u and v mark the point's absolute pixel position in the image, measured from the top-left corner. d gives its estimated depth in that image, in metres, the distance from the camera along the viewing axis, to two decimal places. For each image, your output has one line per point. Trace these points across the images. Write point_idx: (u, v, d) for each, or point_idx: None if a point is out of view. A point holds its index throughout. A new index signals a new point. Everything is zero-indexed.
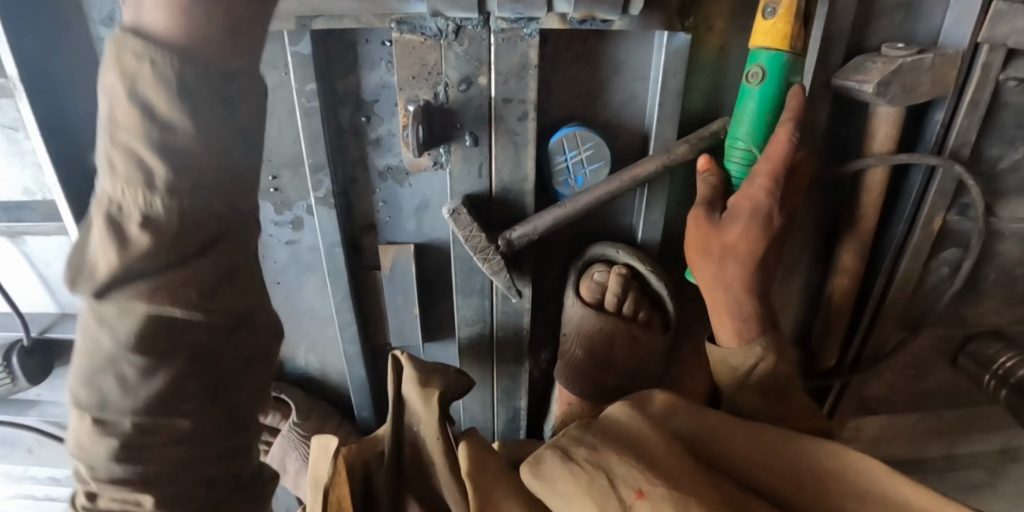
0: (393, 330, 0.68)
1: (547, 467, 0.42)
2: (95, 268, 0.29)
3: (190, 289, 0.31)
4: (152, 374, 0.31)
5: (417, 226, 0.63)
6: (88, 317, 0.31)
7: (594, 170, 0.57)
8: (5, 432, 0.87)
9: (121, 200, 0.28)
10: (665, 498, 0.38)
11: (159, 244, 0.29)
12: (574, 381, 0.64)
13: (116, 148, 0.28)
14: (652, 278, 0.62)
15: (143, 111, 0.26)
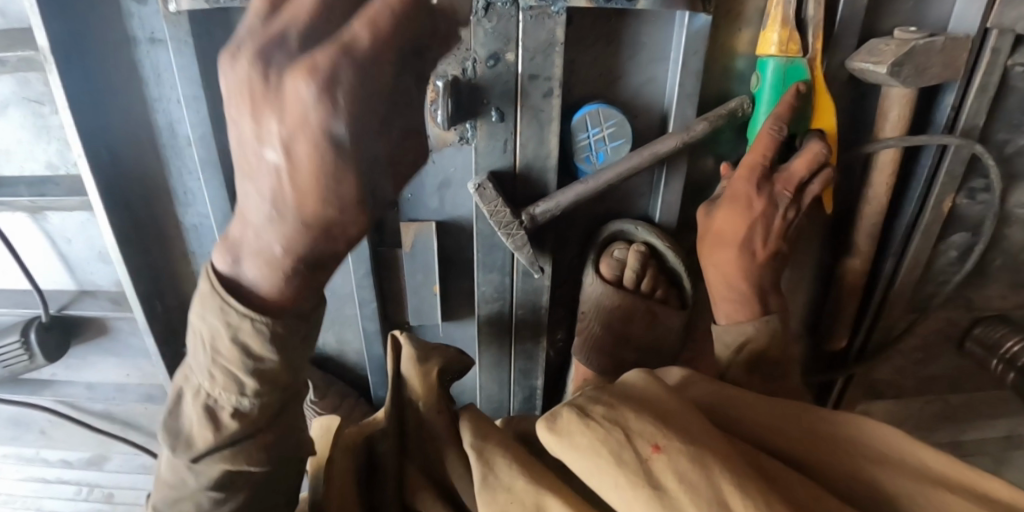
0: (410, 308, 0.67)
1: (563, 421, 0.43)
2: (194, 440, 0.42)
3: (261, 452, 0.44)
4: (226, 498, 0.44)
5: (439, 203, 0.62)
6: (176, 463, 0.44)
7: (616, 147, 0.59)
8: (18, 412, 0.87)
9: (217, 397, 0.41)
10: (683, 453, 0.38)
11: (245, 427, 0.42)
12: (592, 356, 0.65)
13: (221, 373, 0.40)
14: (670, 256, 0.63)
15: (243, 374, 0.39)
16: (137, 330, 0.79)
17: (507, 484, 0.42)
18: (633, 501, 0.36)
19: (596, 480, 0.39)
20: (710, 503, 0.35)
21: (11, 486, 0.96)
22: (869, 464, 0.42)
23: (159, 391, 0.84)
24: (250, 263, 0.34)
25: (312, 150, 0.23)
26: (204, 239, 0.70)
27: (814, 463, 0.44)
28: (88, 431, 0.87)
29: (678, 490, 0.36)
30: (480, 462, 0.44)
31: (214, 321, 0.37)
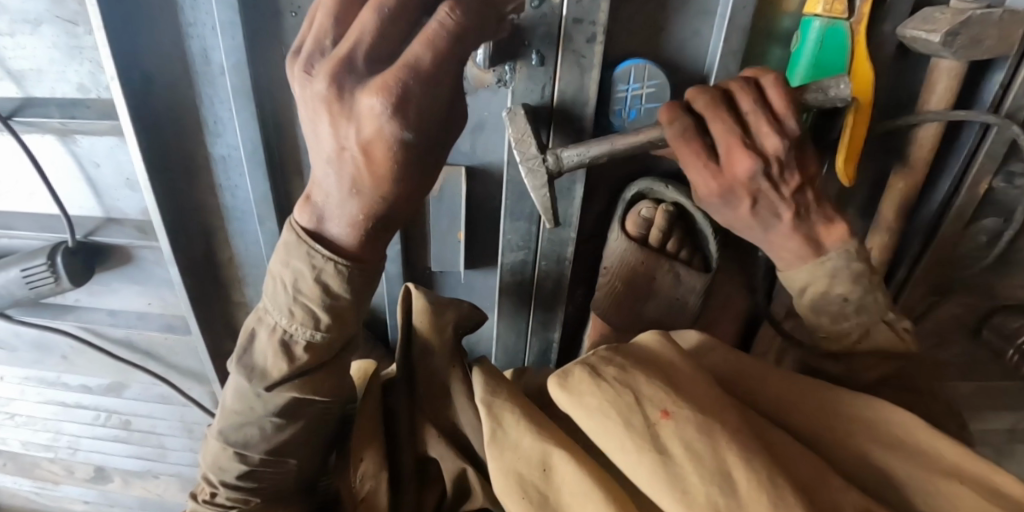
0: (433, 253, 0.67)
1: (574, 379, 0.40)
2: (267, 373, 0.45)
3: (324, 385, 0.47)
4: (288, 424, 0.48)
5: (471, 148, 0.61)
6: (245, 393, 0.47)
7: (651, 109, 0.58)
8: (41, 336, 0.89)
9: (292, 332, 0.44)
10: (693, 422, 0.35)
11: (313, 360, 0.46)
12: (610, 311, 0.66)
13: (300, 310, 0.43)
14: (697, 216, 0.62)
15: (320, 310, 0.43)
16: (161, 260, 0.80)
17: (515, 440, 0.43)
18: (637, 464, 0.35)
19: (601, 440, 0.37)
20: (714, 475, 0.33)
21: (34, 408, 1.02)
22: (879, 448, 0.40)
23: (179, 323, 0.86)
24: (336, 219, 0.41)
25: (387, 141, 0.34)
26: (230, 173, 0.69)
27: (823, 439, 0.43)
28: (109, 358, 0.90)
29: (683, 459, 0.34)
30: (489, 415, 0.45)
31: (298, 264, 0.42)
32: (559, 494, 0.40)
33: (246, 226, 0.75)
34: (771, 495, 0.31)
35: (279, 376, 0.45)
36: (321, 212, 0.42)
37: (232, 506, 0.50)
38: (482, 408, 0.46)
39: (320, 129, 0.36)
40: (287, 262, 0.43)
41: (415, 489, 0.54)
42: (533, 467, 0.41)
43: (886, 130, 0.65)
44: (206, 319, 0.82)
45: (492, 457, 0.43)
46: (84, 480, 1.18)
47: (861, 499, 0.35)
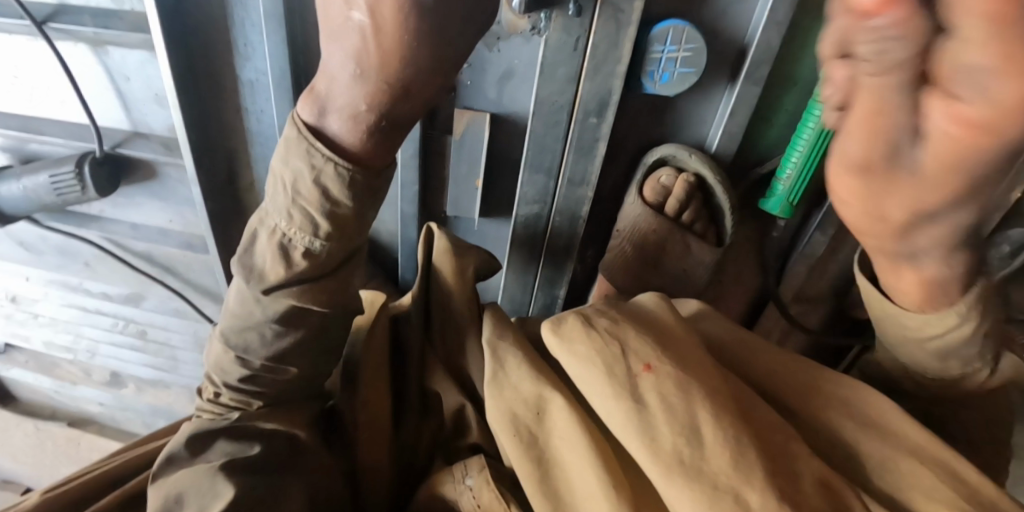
0: (449, 197, 0.67)
1: (567, 327, 0.40)
2: (265, 276, 0.48)
3: (320, 294, 0.49)
4: (287, 332, 0.50)
5: (498, 96, 0.60)
6: (247, 297, 0.50)
7: (683, 74, 0.54)
8: (65, 242, 0.93)
9: (292, 236, 0.46)
10: (673, 377, 0.36)
11: (311, 269, 0.47)
12: (617, 272, 0.66)
13: (298, 213, 0.45)
14: (718, 190, 0.62)
15: (320, 216, 0.44)
16: (184, 179, 0.82)
17: (516, 382, 0.44)
18: (613, 410, 0.36)
19: (585, 386, 0.39)
20: (682, 426, 0.34)
21: (57, 310, 1.08)
22: (847, 420, 0.41)
23: (199, 242, 0.89)
24: (336, 113, 0.42)
25: (397, 7, 0.33)
26: (257, 98, 0.69)
27: (797, 407, 0.43)
28: (131, 269, 0.94)
29: (658, 411, 0.35)
30: (493, 357, 0.46)
31: (298, 163, 0.43)
32: (549, 436, 0.42)
33: (269, 152, 0.75)
34: (734, 449, 0.33)
35: (278, 280, 0.47)
36: (323, 108, 0.43)
37: (237, 407, 0.53)
38: (487, 349, 0.47)
39: (330, 3, 0.36)
40: (286, 162, 0.45)
41: (416, 417, 0.57)
42: (528, 410, 0.43)
43: None
44: (224, 241, 0.84)
45: (490, 395, 0.45)
46: (100, 384, 1.26)
47: (823, 467, 0.35)
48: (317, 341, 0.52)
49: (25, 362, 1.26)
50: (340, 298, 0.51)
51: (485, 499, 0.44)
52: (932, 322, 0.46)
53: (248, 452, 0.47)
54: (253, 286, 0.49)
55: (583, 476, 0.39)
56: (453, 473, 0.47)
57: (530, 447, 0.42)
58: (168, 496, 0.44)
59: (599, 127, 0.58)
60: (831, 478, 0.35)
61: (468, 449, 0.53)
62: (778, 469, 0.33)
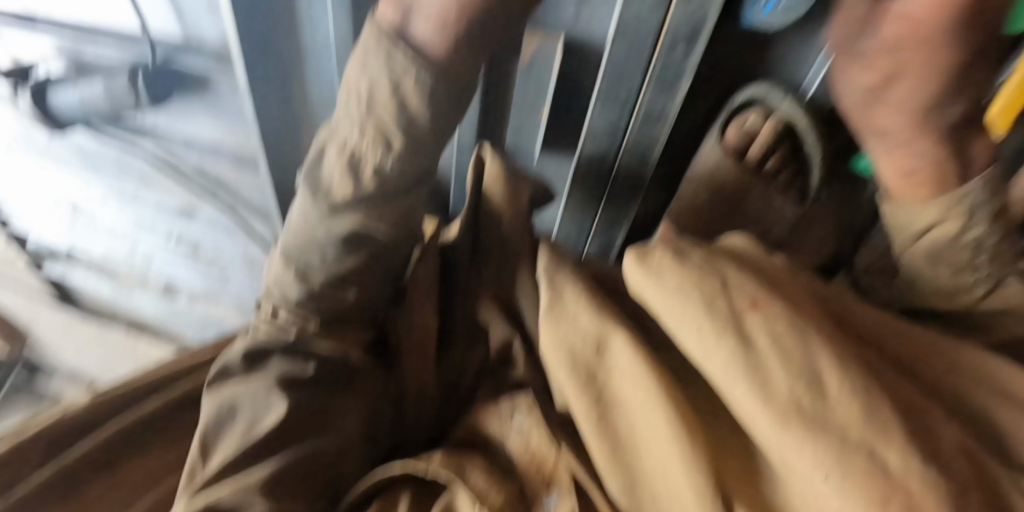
0: (513, 126, 0.66)
1: (655, 258, 0.38)
2: (333, 191, 0.47)
3: (389, 216, 0.47)
4: (350, 253, 0.48)
5: (576, 14, 0.53)
6: (312, 213, 0.48)
7: (793, 5, 0.46)
8: (121, 154, 0.95)
9: (361, 151, 0.44)
10: (784, 318, 0.33)
11: (379, 187, 0.46)
12: (686, 219, 0.62)
13: (373, 126, 0.43)
14: (808, 136, 0.56)
15: (396, 131, 0.43)
16: (236, 93, 0.79)
17: (574, 316, 0.41)
18: (713, 347, 0.33)
19: (675, 322, 0.36)
20: (800, 373, 0.31)
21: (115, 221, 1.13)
22: (982, 391, 0.35)
23: (250, 159, 0.89)
24: (424, 15, 0.38)
25: None
26: (311, 6, 0.62)
27: (919, 371, 0.38)
28: (184, 184, 0.96)
29: (769, 352, 0.32)
30: (551, 288, 0.43)
31: (375, 70, 0.41)
32: (610, 374, 0.40)
33: (322, 65, 0.69)
34: (864, 402, 0.29)
35: (350, 196, 0.46)
36: (408, 6, 0.39)
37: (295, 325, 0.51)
38: (543, 279, 0.45)
39: None
40: (364, 69, 0.42)
41: (464, 345, 0.55)
42: (587, 345, 0.40)
43: None
44: (277, 160, 0.84)
45: (546, 328, 0.42)
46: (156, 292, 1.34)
47: (957, 434, 0.31)
48: (377, 266, 0.50)
49: (87, 268, 1.34)
50: (408, 222, 0.49)
51: (534, 440, 0.43)
52: (914, 213, 0.48)
53: (304, 371, 0.49)
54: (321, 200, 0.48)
55: (651, 418, 0.36)
56: (500, 410, 0.47)
57: (590, 383, 0.40)
58: (224, 403, 0.48)
59: (686, 58, 0.51)
60: (968, 446, 0.30)
61: (516, 385, 0.52)
62: (912, 427, 0.29)
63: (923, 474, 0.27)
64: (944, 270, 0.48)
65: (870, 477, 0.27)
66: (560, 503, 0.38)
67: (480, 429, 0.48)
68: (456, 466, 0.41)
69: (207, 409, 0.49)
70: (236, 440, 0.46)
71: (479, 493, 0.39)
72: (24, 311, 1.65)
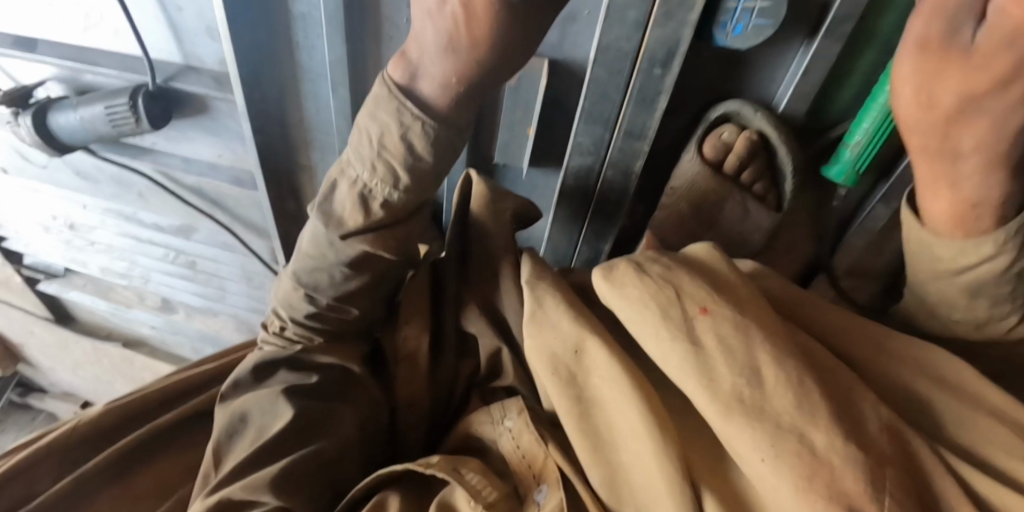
0: (500, 144, 0.66)
1: (618, 272, 0.42)
2: (343, 223, 0.48)
3: (392, 243, 0.50)
4: (354, 275, 0.51)
5: (558, 40, 0.57)
6: (319, 239, 0.50)
7: (759, 27, 0.49)
8: (119, 173, 0.96)
9: (371, 187, 0.47)
10: (729, 320, 0.36)
11: (387, 217, 0.48)
12: (670, 232, 0.66)
13: (381, 165, 0.45)
14: (781, 151, 0.59)
15: (402, 169, 0.45)
16: (235, 115, 0.81)
17: (554, 324, 0.44)
18: (667, 350, 0.37)
19: (637, 328, 0.39)
20: (743, 369, 0.34)
21: (112, 238, 1.14)
22: (921, 381, 0.40)
23: (247, 178, 0.92)
24: (428, 78, 0.42)
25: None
26: (309, 33, 0.65)
27: (865, 364, 0.42)
28: (182, 202, 0.98)
29: (716, 352, 0.35)
30: (532, 297, 0.46)
31: (385, 117, 0.44)
32: (588, 376, 0.43)
33: (319, 89, 0.72)
34: (797, 394, 0.33)
35: (356, 229, 0.48)
36: (415, 68, 0.43)
37: (299, 340, 0.55)
38: (526, 289, 0.48)
39: None
40: (372, 116, 0.45)
41: (454, 356, 0.56)
42: (567, 349, 0.43)
43: None
44: (273, 179, 0.86)
45: (527, 336, 0.45)
46: (153, 308, 1.35)
47: (890, 417, 0.35)
48: (377, 283, 0.53)
49: (83, 285, 1.36)
50: (406, 251, 0.52)
51: (525, 441, 0.44)
52: (965, 251, 0.44)
53: (306, 381, 0.50)
54: (331, 233, 0.49)
55: (624, 412, 0.39)
56: (492, 414, 0.48)
57: (569, 385, 0.43)
58: (234, 414, 0.51)
59: (664, 79, 0.54)
60: (897, 427, 0.34)
61: (504, 389, 0.54)
62: (846, 418, 0.33)
63: (849, 454, 0.31)
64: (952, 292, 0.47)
65: (800, 457, 0.31)
66: (549, 498, 0.40)
67: (473, 432, 0.50)
68: (452, 468, 0.43)
69: (218, 420, 0.52)
70: (248, 445, 0.49)
71: (473, 490, 0.40)
72: (19, 330, 1.65)
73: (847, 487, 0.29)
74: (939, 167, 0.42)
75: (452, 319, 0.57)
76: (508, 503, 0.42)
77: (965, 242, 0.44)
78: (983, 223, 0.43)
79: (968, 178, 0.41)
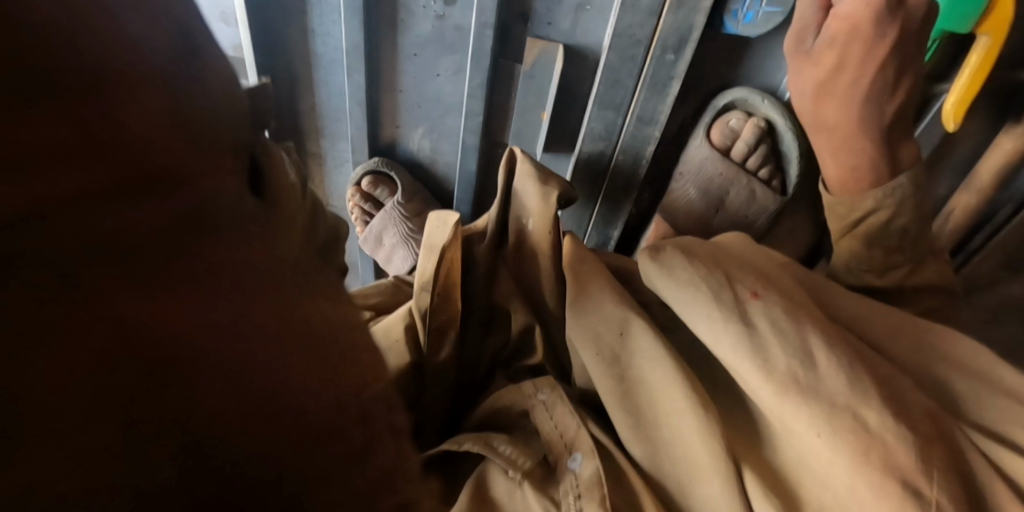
0: (513, 131, 0.69)
1: (666, 254, 0.42)
2: None
3: None
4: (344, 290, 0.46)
5: (572, 27, 0.59)
6: None
7: (770, 14, 0.52)
8: None
9: None
10: (780, 305, 0.38)
11: None
12: (679, 215, 0.67)
13: None
14: (787, 136, 0.62)
15: None
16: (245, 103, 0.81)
17: (599, 305, 0.46)
18: (720, 331, 0.37)
19: (683, 309, 0.40)
20: (797, 352, 0.35)
21: None
22: (936, 362, 0.40)
23: None
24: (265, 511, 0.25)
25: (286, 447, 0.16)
26: (325, 19, 0.65)
27: (889, 347, 0.42)
28: None
29: (768, 333, 0.36)
30: (577, 281, 0.47)
31: None
32: (633, 357, 0.43)
33: (333, 76, 0.70)
34: (848, 377, 0.34)
35: None
36: None
37: None
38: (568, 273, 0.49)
39: None
40: None
41: (482, 330, 0.59)
42: (612, 330, 0.45)
43: (1000, 87, 0.63)
44: None
45: (571, 317, 0.47)
46: None
47: (926, 402, 0.36)
48: None
49: None
50: None
51: (557, 413, 0.45)
52: (855, 206, 0.54)
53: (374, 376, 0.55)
54: None
55: (668, 389, 0.41)
56: (522, 388, 0.48)
57: (613, 364, 0.44)
58: None
59: (675, 65, 0.57)
60: (936, 411, 0.35)
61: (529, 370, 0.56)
62: (892, 392, 0.34)
63: (902, 433, 0.32)
64: (878, 252, 0.54)
65: (854, 434, 0.32)
66: (583, 467, 0.41)
67: (503, 405, 0.49)
68: (483, 443, 0.44)
69: None
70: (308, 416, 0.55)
71: (508, 460, 0.42)
72: None
73: (898, 464, 0.32)
74: (835, 138, 0.54)
75: (484, 295, 0.59)
76: (540, 472, 0.43)
77: (853, 198, 0.54)
78: (863, 184, 0.54)
79: (856, 152, 0.53)
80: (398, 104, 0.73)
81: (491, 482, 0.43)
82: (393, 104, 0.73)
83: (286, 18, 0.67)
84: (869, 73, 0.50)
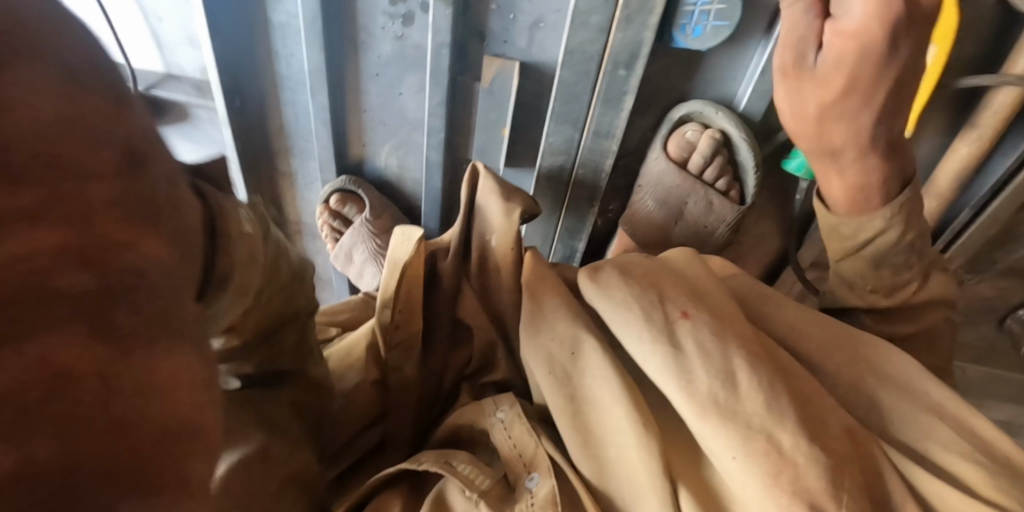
0: (477, 147, 0.69)
1: (605, 276, 0.43)
2: None
3: None
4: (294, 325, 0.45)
5: (528, 44, 0.60)
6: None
7: (717, 28, 0.52)
8: None
9: None
10: (710, 326, 0.38)
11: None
12: (639, 226, 0.68)
13: None
14: (741, 148, 0.63)
15: None
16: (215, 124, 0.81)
17: (554, 326, 0.46)
18: (648, 352, 0.38)
19: (619, 329, 0.40)
20: (720, 373, 0.36)
21: None
22: (871, 377, 0.41)
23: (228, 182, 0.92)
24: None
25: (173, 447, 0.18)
26: (288, 41, 0.65)
27: (831, 360, 0.42)
28: None
29: (694, 355, 0.37)
30: (532, 299, 0.48)
31: None
32: (583, 377, 0.43)
33: (298, 97, 0.71)
34: (767, 397, 0.35)
35: None
36: None
37: None
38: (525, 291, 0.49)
39: None
40: None
41: (446, 347, 0.59)
42: (563, 350, 0.45)
43: (952, 94, 0.64)
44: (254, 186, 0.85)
45: (525, 338, 0.47)
46: None
47: (847, 422, 0.36)
48: None
49: None
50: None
51: (516, 432, 0.44)
52: (864, 227, 0.56)
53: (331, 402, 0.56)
54: None
55: (612, 410, 0.41)
56: (483, 406, 0.48)
57: (564, 384, 0.43)
58: None
59: (628, 80, 0.57)
60: (856, 429, 0.36)
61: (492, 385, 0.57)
62: (809, 414, 0.35)
63: (814, 456, 0.33)
64: (887, 272, 0.57)
65: (768, 452, 0.33)
66: (539, 486, 0.41)
67: (465, 422, 0.49)
68: (443, 462, 0.44)
69: None
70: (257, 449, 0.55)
71: (467, 480, 0.41)
72: None
73: (808, 486, 0.32)
74: (830, 157, 0.54)
75: (448, 311, 0.59)
76: (499, 490, 0.42)
77: (861, 219, 0.56)
78: (874, 202, 0.55)
79: (850, 167, 0.54)
80: (364, 123, 0.74)
81: (449, 503, 0.42)
82: (358, 123, 0.74)
83: (249, 41, 0.67)
84: (810, 85, 0.51)
